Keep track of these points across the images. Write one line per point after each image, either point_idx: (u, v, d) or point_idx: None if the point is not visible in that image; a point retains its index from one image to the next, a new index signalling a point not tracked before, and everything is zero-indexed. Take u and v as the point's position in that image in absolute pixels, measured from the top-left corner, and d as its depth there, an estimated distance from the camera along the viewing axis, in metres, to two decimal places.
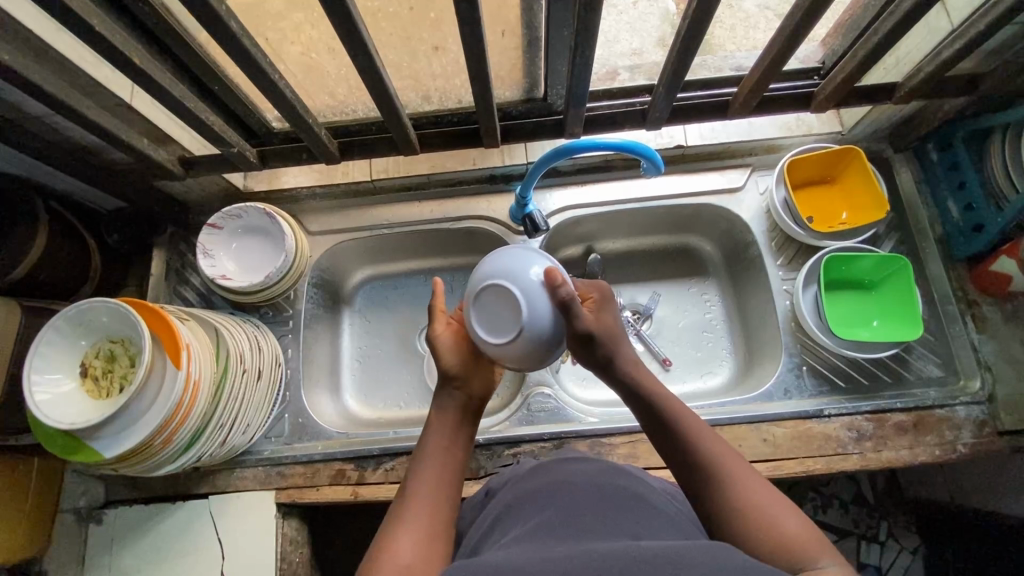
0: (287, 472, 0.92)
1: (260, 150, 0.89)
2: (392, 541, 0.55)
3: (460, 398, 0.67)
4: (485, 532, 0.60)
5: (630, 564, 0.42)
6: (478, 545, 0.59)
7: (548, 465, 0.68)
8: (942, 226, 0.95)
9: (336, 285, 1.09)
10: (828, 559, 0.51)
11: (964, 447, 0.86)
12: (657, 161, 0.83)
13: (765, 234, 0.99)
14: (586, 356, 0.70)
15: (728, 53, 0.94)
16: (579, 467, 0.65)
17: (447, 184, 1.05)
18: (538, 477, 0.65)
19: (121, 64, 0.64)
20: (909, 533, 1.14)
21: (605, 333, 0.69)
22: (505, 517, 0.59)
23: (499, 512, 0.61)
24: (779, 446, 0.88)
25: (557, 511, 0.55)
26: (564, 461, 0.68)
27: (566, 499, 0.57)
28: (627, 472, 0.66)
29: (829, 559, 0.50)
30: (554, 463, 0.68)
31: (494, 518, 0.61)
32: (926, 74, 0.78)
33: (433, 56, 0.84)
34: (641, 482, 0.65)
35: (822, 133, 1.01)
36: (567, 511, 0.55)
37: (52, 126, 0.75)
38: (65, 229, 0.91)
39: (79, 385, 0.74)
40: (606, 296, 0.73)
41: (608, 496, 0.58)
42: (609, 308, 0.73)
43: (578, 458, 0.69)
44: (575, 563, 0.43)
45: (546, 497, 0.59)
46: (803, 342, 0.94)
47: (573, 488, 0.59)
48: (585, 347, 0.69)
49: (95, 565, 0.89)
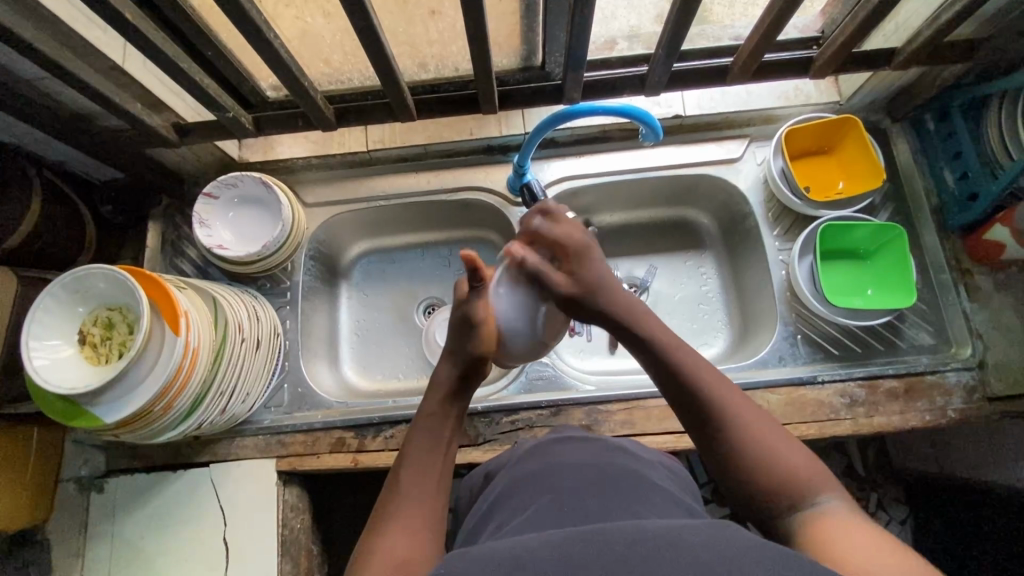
0: (287, 441, 0.93)
1: (255, 116, 0.88)
2: (381, 539, 0.55)
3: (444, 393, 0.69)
4: (485, 516, 0.61)
5: (630, 540, 0.42)
6: (480, 526, 0.60)
7: (543, 449, 0.68)
8: (937, 195, 0.96)
9: (332, 259, 1.09)
10: (829, 493, 0.54)
11: (954, 412, 0.88)
12: (655, 127, 0.82)
13: (762, 205, 0.99)
14: (585, 318, 0.72)
15: (727, 24, 0.91)
16: (573, 449, 0.66)
17: (445, 155, 1.04)
18: (536, 460, 0.66)
19: (113, 19, 0.63)
20: (898, 503, 1.18)
21: (584, 287, 0.70)
22: (505, 501, 0.60)
23: (500, 494, 0.62)
24: (773, 412, 0.89)
25: (559, 496, 0.56)
26: (561, 442, 0.69)
27: (566, 481, 0.58)
28: (627, 454, 0.67)
29: (833, 494, 0.53)
30: (545, 447, 0.69)
31: (498, 498, 0.62)
32: (925, 37, 0.78)
33: (429, 21, 0.83)
34: (637, 461, 0.65)
35: (820, 103, 1.01)
36: (569, 493, 0.56)
37: (44, 89, 0.74)
38: (59, 199, 0.90)
39: (78, 351, 0.74)
40: (584, 249, 0.72)
41: (607, 477, 0.59)
42: (588, 263, 0.72)
43: (577, 438, 0.70)
44: (578, 538, 0.43)
45: (546, 483, 0.59)
46: (798, 311, 0.95)
47: (568, 476, 0.59)
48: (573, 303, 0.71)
49: (97, 532, 0.91)
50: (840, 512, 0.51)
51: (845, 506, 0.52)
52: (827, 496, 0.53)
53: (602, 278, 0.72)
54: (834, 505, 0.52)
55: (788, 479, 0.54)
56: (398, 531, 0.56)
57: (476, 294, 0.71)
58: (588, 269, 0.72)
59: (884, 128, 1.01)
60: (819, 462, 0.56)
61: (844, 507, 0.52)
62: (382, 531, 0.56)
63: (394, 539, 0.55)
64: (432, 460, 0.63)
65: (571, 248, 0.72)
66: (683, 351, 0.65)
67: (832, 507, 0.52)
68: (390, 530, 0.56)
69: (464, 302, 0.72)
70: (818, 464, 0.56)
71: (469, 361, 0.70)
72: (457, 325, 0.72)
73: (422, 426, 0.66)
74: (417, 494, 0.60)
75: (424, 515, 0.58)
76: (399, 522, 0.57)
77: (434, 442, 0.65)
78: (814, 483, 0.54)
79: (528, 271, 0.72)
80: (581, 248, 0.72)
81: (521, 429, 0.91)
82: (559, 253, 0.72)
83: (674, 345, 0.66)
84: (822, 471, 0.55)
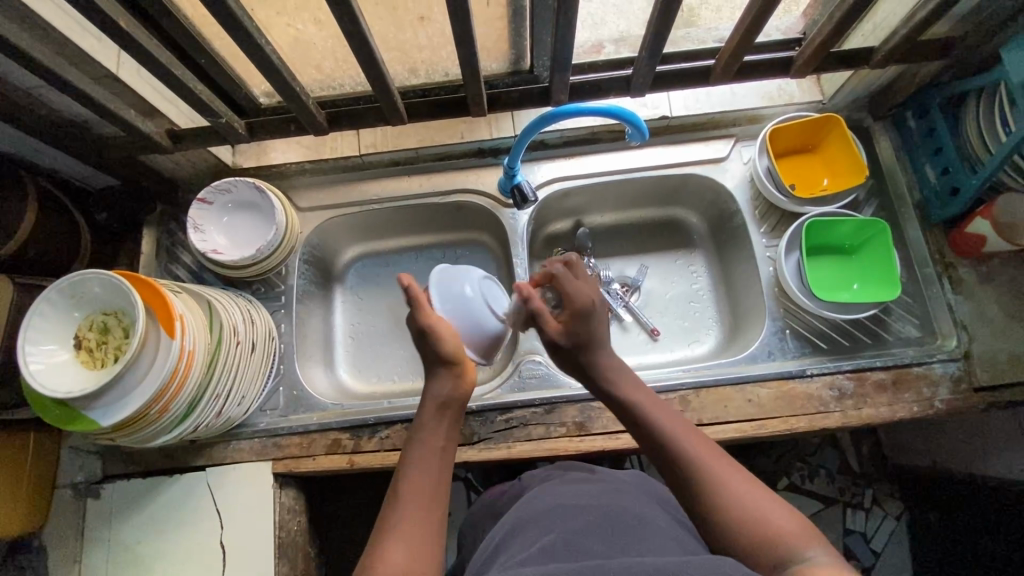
0: (283, 443, 0.93)
1: (248, 122, 0.90)
2: (383, 554, 0.57)
3: (432, 403, 0.71)
4: (492, 553, 0.62)
5: None
6: (486, 564, 0.61)
7: (548, 489, 0.69)
8: (919, 191, 0.98)
9: (326, 263, 1.10)
10: (816, 548, 0.55)
11: (941, 403, 0.89)
12: (641, 127, 0.83)
13: (749, 203, 1.01)
14: (571, 363, 0.77)
15: (711, 26, 0.94)
16: (575, 490, 0.67)
17: (436, 158, 1.06)
18: (540, 501, 0.66)
19: (107, 27, 0.64)
20: (893, 499, 1.18)
21: (576, 341, 0.75)
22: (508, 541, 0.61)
23: (505, 536, 0.63)
24: (763, 406, 0.90)
25: (562, 535, 0.57)
26: (562, 483, 0.70)
27: (571, 521, 0.59)
28: (626, 493, 0.68)
29: (818, 549, 0.54)
30: (550, 487, 0.70)
31: (504, 537, 0.63)
32: (901, 36, 0.80)
33: (419, 27, 0.84)
34: (635, 499, 0.66)
35: (803, 102, 1.03)
36: (572, 530, 0.57)
37: (40, 98, 0.76)
38: (53, 204, 0.91)
39: (74, 356, 0.74)
40: (587, 309, 0.75)
41: (608, 515, 0.60)
42: (587, 322, 0.75)
43: (582, 479, 0.72)
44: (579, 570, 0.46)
45: (546, 521, 0.61)
46: (786, 306, 0.96)
47: (571, 516, 0.60)
48: (562, 352, 0.76)
49: (93, 538, 0.91)
50: (826, 564, 0.52)
51: (831, 557, 0.53)
52: (814, 551, 0.54)
53: (592, 338, 0.75)
54: (821, 558, 0.53)
55: (771, 536, 0.56)
56: (393, 548, 0.58)
57: (417, 311, 0.73)
58: (587, 327, 0.75)
59: (867, 126, 1.03)
60: (799, 516, 0.58)
61: (832, 559, 0.53)
62: (383, 545, 0.59)
63: (394, 555, 0.57)
64: (431, 474, 0.65)
65: (577, 304, 0.75)
66: (664, 416, 0.69)
67: (818, 561, 0.53)
68: (391, 545, 0.58)
69: (412, 320, 0.74)
70: (798, 518, 0.58)
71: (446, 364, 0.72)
72: (417, 339, 0.74)
73: (417, 437, 0.69)
74: (415, 508, 0.62)
75: (423, 532, 0.60)
76: (395, 538, 0.59)
77: (432, 453, 0.67)
78: (797, 538, 0.56)
79: (531, 310, 0.76)
80: (586, 306, 0.75)
81: (515, 427, 0.92)
82: (567, 305, 0.76)
83: (655, 407, 0.71)
84: (806, 528, 0.57)
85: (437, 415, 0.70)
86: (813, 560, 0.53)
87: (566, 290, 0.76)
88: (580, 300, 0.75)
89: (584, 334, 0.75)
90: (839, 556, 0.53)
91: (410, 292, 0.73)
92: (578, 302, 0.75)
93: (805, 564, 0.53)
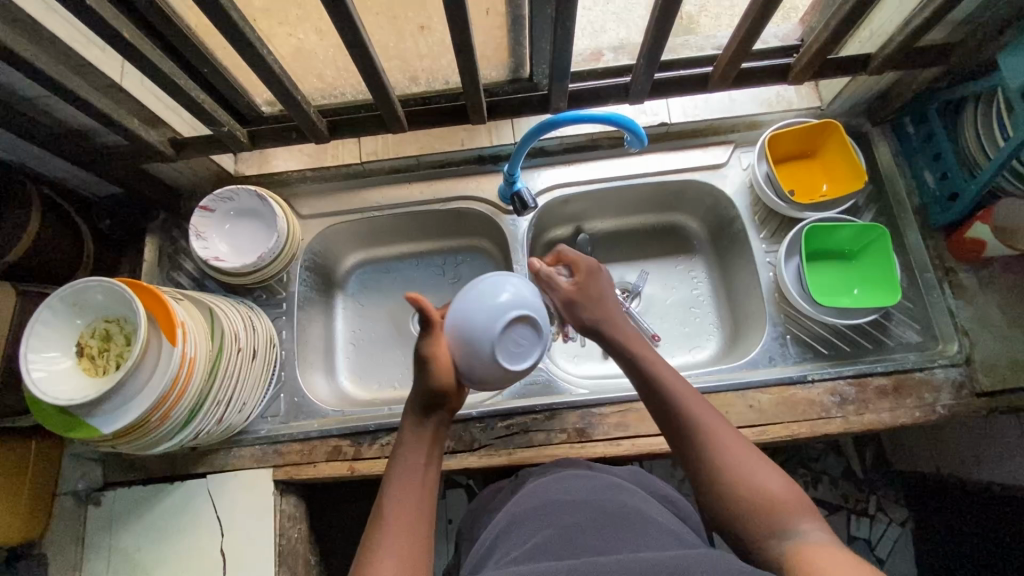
0: (284, 450, 0.93)
1: (250, 130, 0.90)
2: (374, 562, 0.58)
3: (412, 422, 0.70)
4: (490, 547, 0.62)
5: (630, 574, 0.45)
6: (483, 561, 0.61)
7: (546, 483, 0.70)
8: (918, 196, 0.98)
9: (328, 270, 1.11)
10: (812, 524, 0.56)
11: (943, 408, 0.89)
12: (640, 134, 0.84)
13: (749, 208, 1.01)
14: (577, 322, 0.81)
15: (709, 33, 0.95)
16: (575, 485, 0.67)
17: (437, 165, 1.06)
18: (538, 496, 0.66)
19: (110, 38, 0.65)
20: (898, 505, 1.18)
21: (586, 297, 0.80)
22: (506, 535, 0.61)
23: (503, 530, 0.63)
24: (765, 412, 0.90)
25: (558, 532, 0.57)
26: (561, 478, 0.70)
27: (567, 517, 0.59)
28: (626, 488, 0.68)
29: (812, 524, 0.56)
30: (550, 482, 0.70)
31: (502, 528, 0.63)
32: (897, 43, 0.80)
33: (419, 36, 0.85)
34: (635, 495, 0.66)
35: (801, 108, 1.03)
36: (569, 527, 0.57)
37: (44, 107, 0.76)
38: (57, 213, 0.91)
39: (76, 363, 0.75)
40: (594, 269, 0.83)
41: (606, 509, 0.60)
42: (596, 280, 0.83)
43: (580, 473, 0.72)
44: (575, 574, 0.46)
45: (544, 517, 0.61)
46: (786, 312, 0.96)
47: (568, 512, 0.60)
48: (574, 312, 0.81)
49: (94, 546, 0.91)
50: (819, 540, 0.54)
51: (826, 536, 0.55)
52: (810, 527, 0.56)
53: (602, 295, 0.81)
54: (814, 534, 0.55)
55: (767, 507, 0.58)
56: (389, 560, 0.58)
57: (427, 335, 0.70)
58: (595, 285, 0.82)
59: (865, 132, 1.03)
60: (799, 491, 0.59)
61: (825, 536, 0.54)
62: (373, 553, 0.59)
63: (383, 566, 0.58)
64: (411, 491, 0.65)
65: (584, 265, 0.83)
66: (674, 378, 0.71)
67: (812, 535, 0.54)
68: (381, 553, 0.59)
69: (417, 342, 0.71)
70: (795, 490, 0.59)
71: (429, 395, 0.70)
72: (414, 365, 0.71)
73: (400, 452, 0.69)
74: (399, 520, 0.62)
75: (413, 542, 0.61)
76: (389, 549, 0.60)
77: (415, 468, 0.67)
78: (794, 511, 0.57)
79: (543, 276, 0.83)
80: (593, 267, 0.83)
81: (516, 434, 0.92)
82: (574, 269, 0.84)
83: (666, 369, 0.72)
84: (802, 504, 0.58)
85: (416, 435, 0.69)
86: (806, 535, 0.55)
87: (572, 256, 0.84)
88: (590, 263, 0.84)
89: (593, 292, 0.81)
90: (833, 534, 0.55)
91: (424, 311, 0.68)
92: (583, 264, 0.83)
93: (799, 538, 0.55)
